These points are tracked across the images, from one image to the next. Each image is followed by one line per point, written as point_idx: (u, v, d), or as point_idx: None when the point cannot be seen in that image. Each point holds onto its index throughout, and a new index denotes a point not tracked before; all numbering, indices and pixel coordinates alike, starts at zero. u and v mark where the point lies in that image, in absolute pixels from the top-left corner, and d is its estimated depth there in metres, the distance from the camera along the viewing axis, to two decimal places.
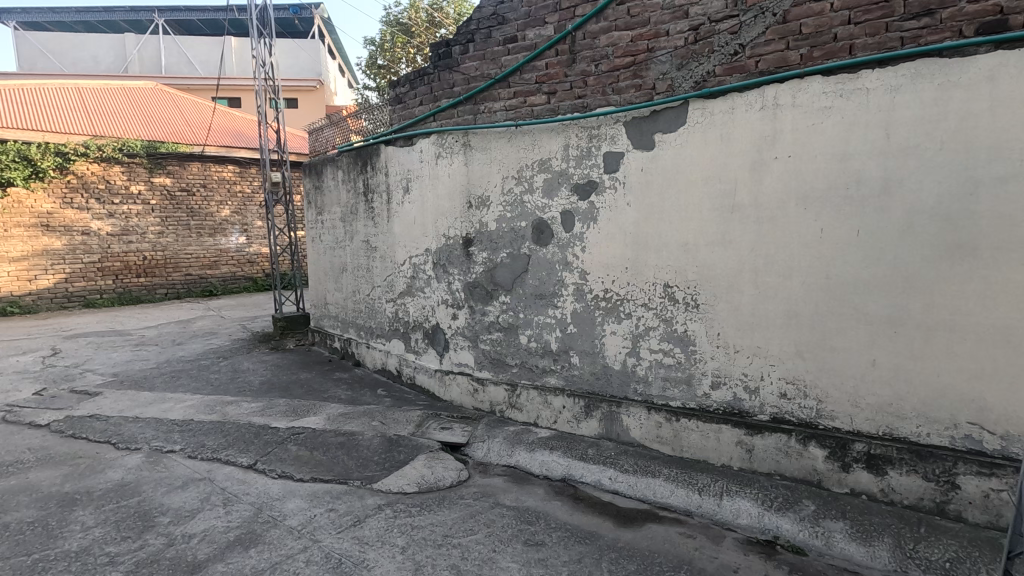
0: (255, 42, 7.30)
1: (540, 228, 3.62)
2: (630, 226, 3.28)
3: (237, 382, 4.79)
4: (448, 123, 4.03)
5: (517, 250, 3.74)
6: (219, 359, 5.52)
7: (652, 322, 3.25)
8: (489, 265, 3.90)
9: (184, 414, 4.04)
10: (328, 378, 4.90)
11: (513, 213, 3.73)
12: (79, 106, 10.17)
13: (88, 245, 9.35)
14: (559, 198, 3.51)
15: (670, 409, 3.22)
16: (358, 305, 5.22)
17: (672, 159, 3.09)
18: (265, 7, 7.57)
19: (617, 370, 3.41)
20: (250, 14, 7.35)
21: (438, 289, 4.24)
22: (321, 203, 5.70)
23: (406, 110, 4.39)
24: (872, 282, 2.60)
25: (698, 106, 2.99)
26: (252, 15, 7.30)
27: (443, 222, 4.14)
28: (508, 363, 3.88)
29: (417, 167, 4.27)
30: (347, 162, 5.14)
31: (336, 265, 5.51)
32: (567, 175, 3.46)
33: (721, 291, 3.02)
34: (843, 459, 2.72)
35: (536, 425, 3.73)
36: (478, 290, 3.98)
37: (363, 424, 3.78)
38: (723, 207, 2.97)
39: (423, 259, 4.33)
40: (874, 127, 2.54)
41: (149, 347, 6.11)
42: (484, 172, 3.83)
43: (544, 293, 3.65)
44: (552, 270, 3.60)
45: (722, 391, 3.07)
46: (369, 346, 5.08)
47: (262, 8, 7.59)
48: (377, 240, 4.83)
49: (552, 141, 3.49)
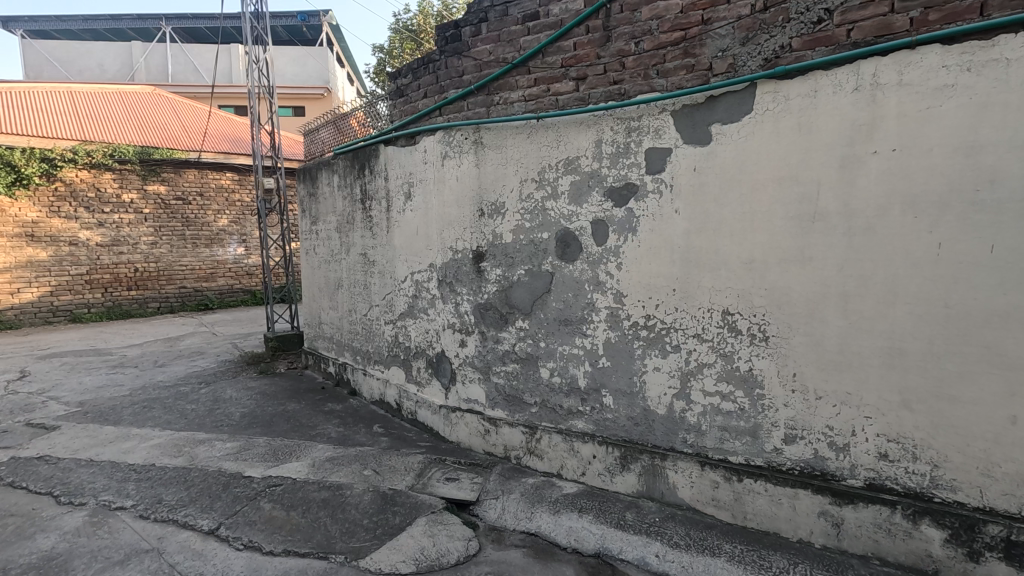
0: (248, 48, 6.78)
1: (565, 241, 3.02)
2: (677, 239, 2.67)
3: (216, 414, 4.20)
4: (456, 117, 3.45)
5: (538, 266, 3.14)
6: (200, 385, 4.94)
7: (707, 357, 2.64)
8: (503, 284, 3.30)
9: (146, 457, 3.45)
10: (319, 410, 4.30)
11: (532, 223, 3.14)
12: (71, 110, 9.74)
13: (76, 256, 8.87)
14: (589, 204, 2.91)
15: (729, 466, 2.60)
16: (354, 327, 4.63)
17: (733, 156, 2.49)
18: (263, 15, 7.03)
19: (662, 415, 2.79)
20: (246, 23, 6.80)
21: (443, 312, 3.64)
22: (316, 212, 5.14)
23: (408, 104, 3.82)
24: (1011, 314, 1.96)
25: (768, 89, 2.39)
26: (246, 24, 6.75)
27: (450, 233, 3.54)
28: (525, 401, 3.27)
29: (420, 170, 3.70)
30: (343, 165, 4.58)
31: (331, 280, 4.94)
32: (599, 177, 2.87)
33: (797, 320, 2.40)
34: (970, 545, 2.08)
35: (559, 476, 3.12)
36: (491, 313, 3.37)
37: (353, 474, 3.18)
38: (801, 215, 2.35)
39: (426, 276, 3.74)
40: (1016, 110, 1.91)
41: (127, 369, 5.54)
42: (499, 174, 3.24)
43: (569, 319, 3.04)
44: (580, 291, 2.99)
45: (799, 447, 2.44)
46: (366, 373, 4.48)
47: (259, 17, 7.05)
48: (376, 253, 4.25)
49: (581, 136, 2.90)
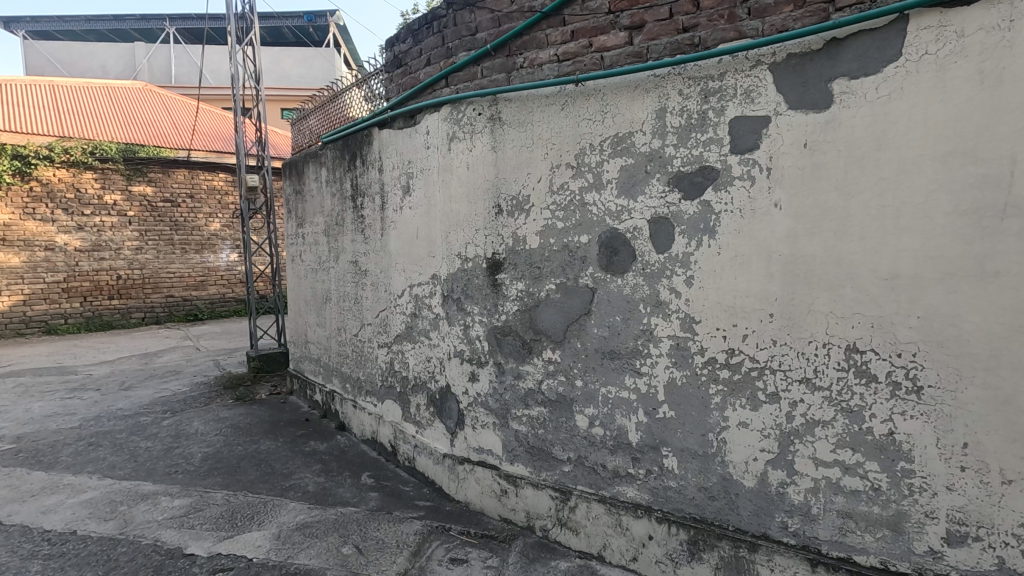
0: (229, 40, 6.03)
1: (611, 246, 2.25)
2: (776, 244, 1.90)
3: (173, 456, 3.46)
4: (466, 88, 2.70)
5: (572, 280, 2.38)
6: (164, 415, 4.19)
7: (822, 413, 1.85)
8: (526, 303, 2.54)
9: (67, 521, 2.69)
10: (297, 451, 3.54)
11: (566, 223, 2.38)
12: (51, 105, 9.14)
13: (52, 262, 8.25)
14: (646, 196, 2.15)
15: (856, 571, 1.80)
16: (343, 349, 3.88)
17: (868, 124, 1.72)
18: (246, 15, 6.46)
19: (750, 488, 2.01)
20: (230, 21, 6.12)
21: (449, 336, 2.88)
22: (302, 212, 4.41)
23: (408, 75, 3.08)
24: None
25: (928, 22, 1.62)
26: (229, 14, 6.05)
27: (458, 235, 2.79)
28: (556, 456, 2.49)
29: (422, 156, 2.95)
30: (332, 156, 3.86)
31: (318, 293, 4.21)
32: (662, 159, 2.11)
33: (971, 366, 1.60)
34: None
35: (600, 559, 2.34)
36: (509, 339, 2.61)
37: (328, 552, 2.41)
38: (981, 210, 1.56)
39: (427, 289, 2.99)
40: None
41: (86, 393, 4.80)
42: (522, 160, 2.49)
43: (617, 351, 2.28)
44: (633, 314, 2.22)
45: (972, 553, 1.64)
46: (356, 405, 3.73)
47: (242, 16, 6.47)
48: (368, 261, 3.51)
49: (636, 106, 2.16)
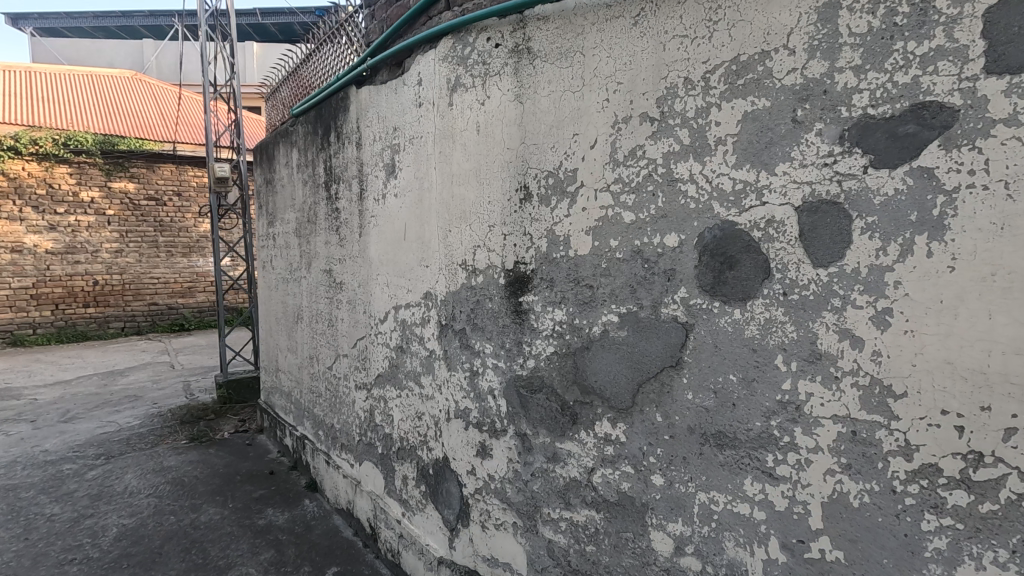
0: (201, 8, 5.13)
1: (722, 254, 1.31)
2: None
3: (78, 532, 2.56)
4: (472, 8, 1.78)
5: (646, 309, 1.44)
6: (94, 463, 3.31)
7: None
8: (566, 341, 1.61)
9: None
10: (247, 526, 2.63)
11: (637, 214, 1.44)
12: (25, 94, 8.44)
13: (20, 266, 7.59)
14: (793, 165, 1.21)
15: None
16: (315, 384, 2.97)
17: None
18: None
19: None
20: None
21: (448, 386, 1.95)
22: (273, 207, 3.51)
23: (395, 5, 2.17)
24: None
25: None
26: None
27: (461, 233, 1.86)
28: None
29: (411, 119, 2.04)
30: (303, 133, 2.97)
31: (290, 310, 3.31)
32: (826, 96, 1.17)
33: None
34: None
35: None
36: (540, 398, 1.68)
37: None
38: None
39: (418, 312, 2.07)
40: None
41: (15, 427, 3.95)
42: (564, 114, 1.56)
43: (730, 435, 1.32)
44: (764, 372, 1.27)
45: None
46: (329, 461, 2.81)
47: None
48: (344, 270, 2.60)
49: (773, 5, 1.21)
